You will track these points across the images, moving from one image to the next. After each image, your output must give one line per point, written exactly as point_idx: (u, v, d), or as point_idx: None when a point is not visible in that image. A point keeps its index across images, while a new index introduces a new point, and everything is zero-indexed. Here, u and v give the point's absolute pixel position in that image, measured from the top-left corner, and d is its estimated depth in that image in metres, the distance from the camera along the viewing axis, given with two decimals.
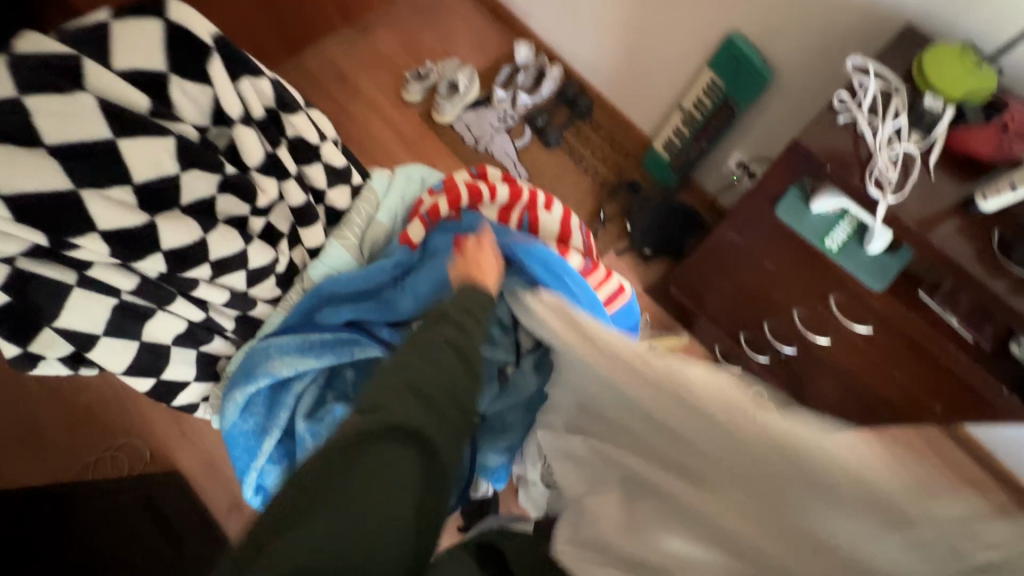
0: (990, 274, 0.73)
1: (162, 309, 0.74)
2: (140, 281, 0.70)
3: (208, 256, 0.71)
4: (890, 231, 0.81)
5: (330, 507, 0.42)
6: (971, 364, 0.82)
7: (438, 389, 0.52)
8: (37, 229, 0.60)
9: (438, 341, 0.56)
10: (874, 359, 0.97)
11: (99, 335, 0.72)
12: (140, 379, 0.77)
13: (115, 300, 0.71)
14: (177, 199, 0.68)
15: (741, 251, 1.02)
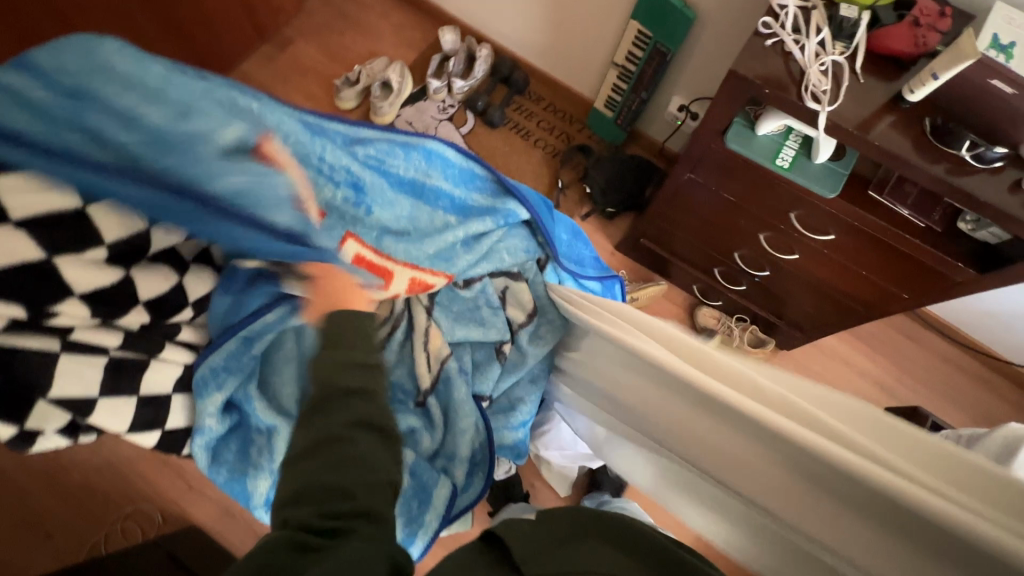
0: (930, 160, 0.80)
1: (153, 357, 0.71)
2: (125, 335, 0.67)
3: (188, 297, 0.71)
4: (836, 140, 0.87)
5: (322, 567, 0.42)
6: (929, 248, 0.91)
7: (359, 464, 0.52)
8: (12, 301, 0.55)
9: (343, 423, 0.54)
10: (843, 260, 1.05)
11: (97, 398, 0.66)
12: (145, 435, 0.74)
13: (105, 358, 0.66)
14: (145, 249, 0.65)
15: (702, 186, 1.10)
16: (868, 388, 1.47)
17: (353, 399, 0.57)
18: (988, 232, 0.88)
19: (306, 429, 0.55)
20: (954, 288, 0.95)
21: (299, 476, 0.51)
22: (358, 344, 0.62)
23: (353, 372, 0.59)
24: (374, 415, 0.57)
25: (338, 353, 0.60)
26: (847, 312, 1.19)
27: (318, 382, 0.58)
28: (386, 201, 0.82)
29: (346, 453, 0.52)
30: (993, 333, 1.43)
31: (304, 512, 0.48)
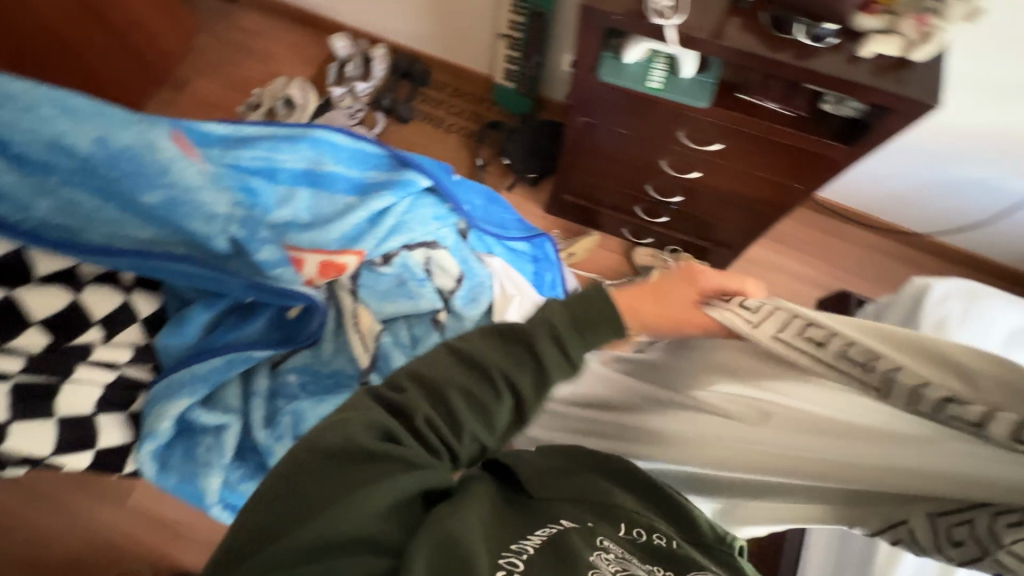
0: (775, 49, 0.87)
1: (67, 379, 0.74)
2: (27, 360, 0.71)
3: (92, 317, 0.76)
4: (692, 51, 0.93)
5: (339, 507, 0.43)
6: (803, 134, 0.97)
7: (456, 409, 0.54)
8: None
9: (493, 364, 0.56)
10: (737, 165, 1.12)
11: (7, 423, 0.70)
12: (76, 455, 0.76)
13: (6, 385, 0.70)
14: (31, 272, 0.71)
15: (599, 125, 1.15)
16: (805, 288, 1.55)
17: (528, 376, 0.56)
18: (847, 107, 0.95)
19: (494, 355, 0.56)
20: (836, 166, 1.02)
21: (445, 379, 0.55)
22: (586, 329, 0.58)
23: (554, 356, 0.57)
24: (526, 402, 0.56)
25: (570, 329, 0.58)
26: (760, 217, 1.26)
27: (526, 331, 0.57)
28: (283, 197, 0.86)
29: (483, 401, 0.54)
30: (903, 211, 1.52)
31: (425, 403, 0.53)
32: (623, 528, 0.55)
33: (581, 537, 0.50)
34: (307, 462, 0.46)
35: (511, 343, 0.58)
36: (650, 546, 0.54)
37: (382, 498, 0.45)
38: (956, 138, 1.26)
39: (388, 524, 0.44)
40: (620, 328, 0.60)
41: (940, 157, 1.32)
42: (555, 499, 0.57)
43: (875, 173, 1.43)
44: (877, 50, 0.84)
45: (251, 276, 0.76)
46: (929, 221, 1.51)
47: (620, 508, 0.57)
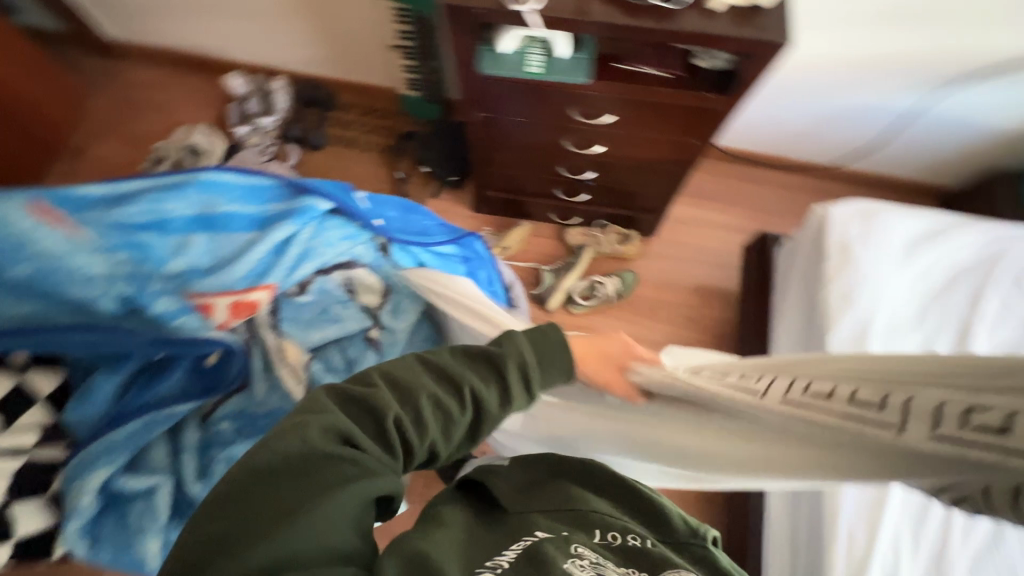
0: (633, 17, 0.90)
1: None
2: None
3: None
4: (560, 31, 0.95)
5: (304, 513, 0.42)
6: (684, 91, 1.01)
7: (423, 417, 0.53)
8: None
9: (465, 380, 0.56)
10: (634, 132, 1.15)
11: None
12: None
13: None
14: None
15: (496, 116, 1.17)
16: (734, 237, 1.61)
17: (495, 392, 0.58)
18: (717, 60, 0.99)
19: (466, 369, 0.58)
20: (722, 117, 1.06)
21: (415, 385, 0.54)
22: (546, 360, 0.62)
23: (518, 377, 0.59)
24: (489, 417, 0.58)
25: (533, 354, 0.61)
26: (670, 177, 1.30)
27: (494, 353, 0.60)
28: (178, 244, 0.84)
29: (450, 411, 0.55)
30: (807, 148, 1.59)
31: (395, 406, 0.52)
32: (596, 532, 0.59)
33: (557, 546, 0.54)
34: (266, 466, 0.45)
35: (476, 360, 0.59)
36: (624, 547, 0.58)
37: (346, 507, 0.44)
38: (827, 69, 1.32)
39: (353, 536, 0.44)
40: (566, 371, 0.64)
41: (820, 90, 1.38)
42: (533, 512, 0.61)
43: (773, 116, 1.50)
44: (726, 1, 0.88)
45: (152, 332, 0.76)
46: (831, 150, 1.58)
47: (597, 514, 0.61)
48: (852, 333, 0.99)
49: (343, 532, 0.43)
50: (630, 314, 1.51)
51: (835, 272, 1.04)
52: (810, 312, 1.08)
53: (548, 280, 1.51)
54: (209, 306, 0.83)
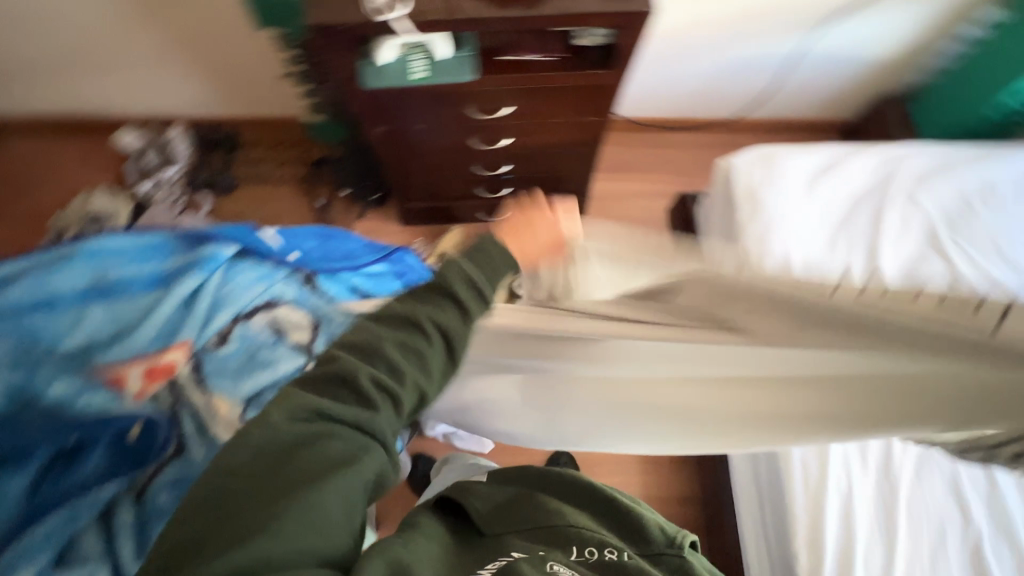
0: (500, 8, 0.91)
1: None
2: None
3: None
4: (433, 33, 0.94)
5: (279, 508, 0.43)
6: (568, 73, 1.02)
7: (391, 368, 0.53)
8: None
9: (423, 316, 0.55)
10: (536, 119, 1.16)
11: None
12: None
13: None
14: None
15: (397, 126, 1.16)
16: (659, 205, 1.64)
17: (454, 312, 0.56)
18: (593, 37, 1.01)
19: (414, 303, 0.56)
20: (612, 90, 1.08)
21: (369, 338, 0.54)
22: (490, 262, 0.58)
23: (468, 290, 0.56)
24: (459, 343, 0.56)
25: (475, 263, 0.57)
26: (582, 157, 1.31)
27: (437, 278, 0.57)
28: (75, 320, 0.84)
29: (416, 346, 0.54)
30: (710, 107, 1.65)
31: (360, 364, 0.52)
32: (573, 549, 0.57)
33: (531, 565, 0.53)
34: (235, 462, 0.46)
35: (424, 291, 0.57)
36: (601, 563, 0.55)
37: (322, 500, 0.45)
38: (708, 28, 1.38)
39: (338, 521, 0.46)
40: (509, 263, 0.60)
41: (707, 48, 1.44)
42: (511, 534, 0.60)
43: (670, 82, 1.55)
44: None
45: (48, 420, 0.72)
46: (734, 103, 1.64)
47: (573, 529, 0.60)
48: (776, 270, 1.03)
49: (321, 530, 0.44)
50: None
51: (749, 219, 1.09)
52: None
53: None
54: (120, 375, 0.82)
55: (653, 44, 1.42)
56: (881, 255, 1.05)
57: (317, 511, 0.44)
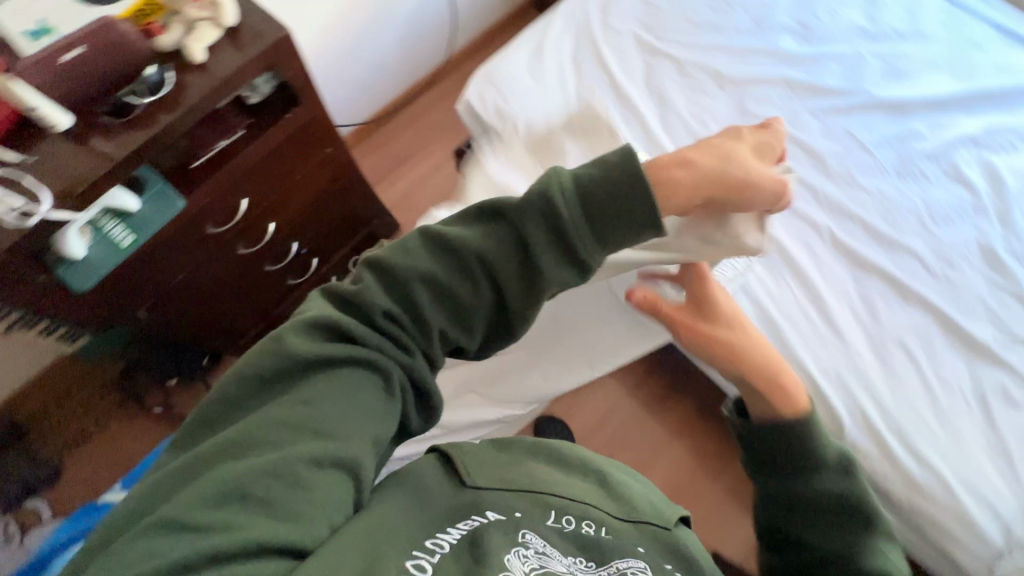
0: (149, 124, 0.79)
1: None
2: None
3: None
4: (102, 195, 0.80)
5: (262, 472, 0.39)
6: (270, 131, 0.96)
7: (431, 313, 0.51)
8: None
9: (480, 257, 0.51)
10: (280, 188, 1.08)
11: None
12: None
13: None
14: None
15: (158, 293, 1.01)
16: (446, 169, 1.67)
17: (519, 273, 0.51)
18: (262, 86, 0.95)
19: (482, 243, 0.51)
20: (321, 117, 1.04)
21: (412, 267, 0.50)
22: (596, 226, 0.51)
23: (550, 248, 0.51)
24: (511, 301, 0.52)
25: (578, 214, 0.50)
26: (351, 188, 1.26)
27: (512, 215, 0.51)
28: None
29: (459, 297, 0.51)
30: (417, 65, 1.68)
31: (383, 296, 0.49)
32: (552, 515, 0.53)
33: (503, 534, 0.48)
34: (235, 396, 0.45)
35: (496, 224, 0.52)
36: (575, 534, 0.53)
37: (310, 475, 0.41)
38: (356, 9, 1.36)
39: (333, 490, 0.42)
40: (639, 223, 0.51)
41: (370, 26, 1.43)
42: (494, 489, 0.52)
43: (369, 70, 1.53)
44: (208, 44, 0.83)
45: None
46: (431, 51, 1.68)
47: (557, 492, 0.55)
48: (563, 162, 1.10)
49: (304, 512, 0.40)
50: None
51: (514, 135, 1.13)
52: None
53: None
54: None
55: (324, 55, 1.37)
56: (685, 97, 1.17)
57: (301, 487, 0.40)
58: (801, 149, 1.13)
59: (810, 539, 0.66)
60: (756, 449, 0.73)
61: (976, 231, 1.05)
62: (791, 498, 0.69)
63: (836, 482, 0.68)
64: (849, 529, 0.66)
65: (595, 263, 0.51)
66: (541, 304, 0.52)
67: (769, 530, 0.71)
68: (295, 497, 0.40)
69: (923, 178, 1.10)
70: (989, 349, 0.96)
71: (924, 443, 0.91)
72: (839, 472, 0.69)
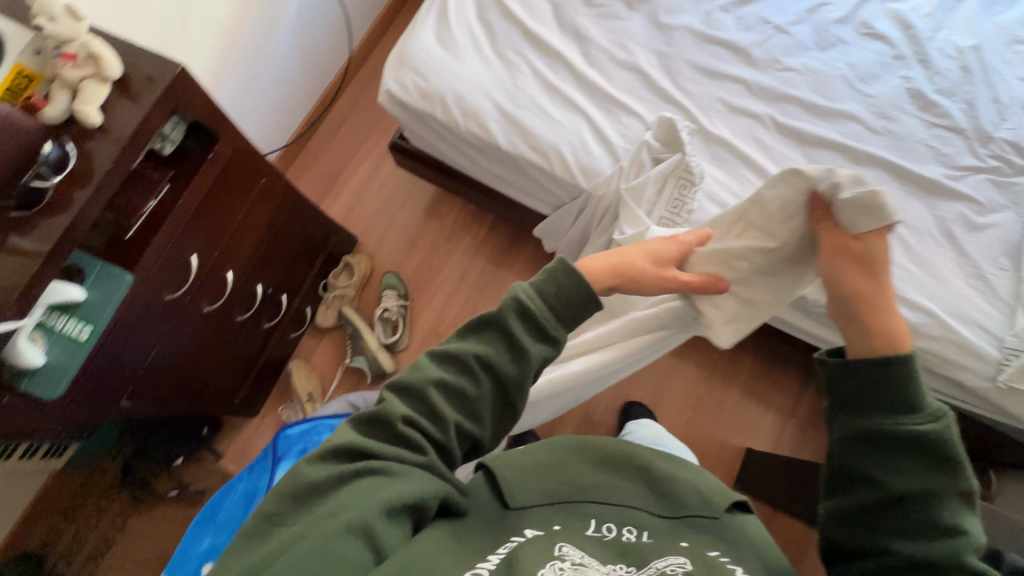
0: (70, 204, 0.73)
1: None
2: None
3: None
4: (44, 292, 0.75)
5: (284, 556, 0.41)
6: (196, 178, 0.90)
7: (442, 412, 0.52)
8: None
9: (474, 361, 0.53)
10: (227, 235, 1.02)
11: None
12: None
13: None
14: None
15: (134, 376, 0.95)
16: (384, 169, 1.61)
17: (510, 361, 0.54)
18: (173, 134, 0.88)
19: (475, 345, 0.54)
20: (245, 150, 0.98)
21: (422, 377, 0.53)
22: (562, 309, 0.55)
23: (527, 333, 0.54)
24: (510, 390, 0.54)
25: (543, 302, 0.54)
26: (297, 214, 1.21)
27: (495, 320, 0.55)
28: None
29: (464, 393, 0.53)
30: (320, 72, 1.59)
31: (402, 405, 0.52)
32: (591, 524, 0.57)
33: (540, 551, 0.50)
34: (276, 513, 0.45)
35: (485, 329, 0.55)
36: (615, 539, 0.56)
37: (330, 542, 0.41)
38: (241, 27, 1.27)
39: (354, 553, 0.42)
40: (588, 294, 0.55)
41: (260, 42, 1.34)
42: (537, 505, 0.58)
43: (273, 88, 1.44)
44: (100, 103, 0.76)
45: None
46: (331, 53, 1.60)
47: (595, 503, 0.60)
48: (501, 126, 1.08)
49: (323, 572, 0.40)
50: (426, 296, 1.50)
51: (444, 112, 1.10)
52: (477, 148, 1.14)
53: (364, 361, 1.40)
54: None
55: (222, 84, 1.29)
56: (601, 29, 1.15)
57: (322, 553, 0.41)
58: (724, 47, 1.14)
59: (885, 478, 0.53)
60: (847, 388, 0.57)
61: (902, 79, 1.09)
62: (881, 434, 0.54)
63: (923, 424, 0.53)
64: (941, 480, 0.51)
65: (563, 335, 0.55)
66: (529, 384, 0.55)
67: (840, 467, 0.57)
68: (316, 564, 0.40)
69: (842, 43, 1.13)
70: (941, 185, 1.01)
71: (909, 287, 0.95)
72: (933, 416, 0.53)
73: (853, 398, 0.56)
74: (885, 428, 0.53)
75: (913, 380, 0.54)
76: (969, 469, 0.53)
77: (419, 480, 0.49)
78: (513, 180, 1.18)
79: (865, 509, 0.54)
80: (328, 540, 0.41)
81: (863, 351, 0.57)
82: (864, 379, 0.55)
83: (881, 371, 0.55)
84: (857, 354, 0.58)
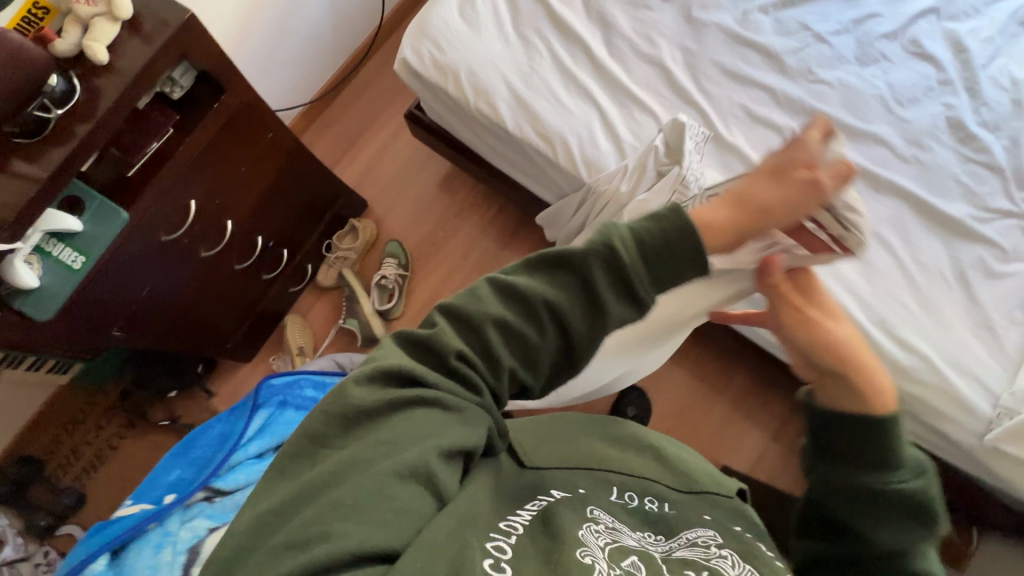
0: (71, 136, 0.76)
1: None
2: None
3: None
4: (39, 218, 0.78)
5: (337, 490, 0.40)
6: (201, 125, 0.92)
7: (503, 356, 0.49)
8: None
9: (546, 306, 0.49)
10: (229, 183, 1.05)
11: None
12: None
13: None
14: None
15: (128, 310, 1.00)
16: (403, 137, 1.61)
17: (584, 315, 0.50)
18: (181, 78, 0.90)
19: (547, 288, 0.50)
20: (253, 102, 0.99)
21: (484, 311, 0.49)
22: (656, 262, 0.49)
23: (610, 287, 0.49)
24: (581, 344, 0.50)
25: (638, 255, 0.48)
26: (304, 170, 1.22)
27: (577, 262, 0.49)
28: None
29: (528, 340, 0.49)
30: (350, 33, 1.59)
31: (458, 340, 0.48)
32: (615, 491, 0.58)
33: (574, 511, 0.50)
34: (319, 432, 0.44)
35: (561, 270, 0.50)
36: (638, 505, 0.58)
37: (388, 483, 0.41)
38: None
39: (417, 500, 0.42)
40: (693, 250, 0.48)
41: None
42: (553, 468, 0.59)
43: (300, 45, 1.45)
44: (108, 41, 0.78)
45: None
46: (363, 15, 1.59)
47: (626, 477, 0.62)
48: (511, 107, 1.06)
49: (388, 520, 0.40)
50: (427, 268, 1.51)
51: (457, 87, 1.08)
52: (487, 128, 1.13)
53: (357, 323, 1.44)
54: None
55: (248, 35, 1.30)
56: (629, 19, 1.11)
57: (383, 496, 0.40)
58: (755, 51, 1.08)
59: (874, 534, 0.52)
60: (819, 426, 0.55)
61: (943, 106, 1.02)
62: (861, 494, 0.52)
63: (906, 485, 0.51)
64: (918, 537, 0.52)
65: (652, 299, 0.49)
66: (600, 345, 0.51)
67: (820, 516, 0.57)
68: (376, 506, 0.40)
69: (884, 60, 1.06)
70: (964, 225, 0.95)
71: (906, 328, 0.91)
72: (913, 471, 0.52)
73: (835, 450, 0.54)
74: (868, 484, 0.52)
75: (888, 445, 0.51)
76: (942, 521, 0.53)
77: (475, 426, 0.48)
78: (520, 164, 1.17)
79: (842, 560, 0.54)
80: (391, 477, 0.41)
81: (853, 404, 0.52)
82: (854, 431, 0.52)
83: (867, 424, 0.51)
84: (829, 399, 0.54)
